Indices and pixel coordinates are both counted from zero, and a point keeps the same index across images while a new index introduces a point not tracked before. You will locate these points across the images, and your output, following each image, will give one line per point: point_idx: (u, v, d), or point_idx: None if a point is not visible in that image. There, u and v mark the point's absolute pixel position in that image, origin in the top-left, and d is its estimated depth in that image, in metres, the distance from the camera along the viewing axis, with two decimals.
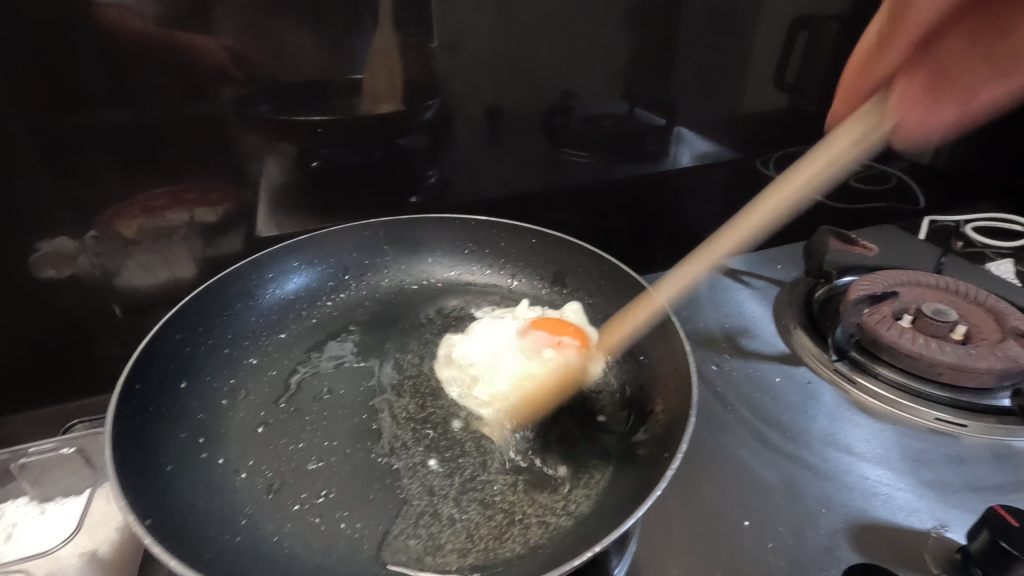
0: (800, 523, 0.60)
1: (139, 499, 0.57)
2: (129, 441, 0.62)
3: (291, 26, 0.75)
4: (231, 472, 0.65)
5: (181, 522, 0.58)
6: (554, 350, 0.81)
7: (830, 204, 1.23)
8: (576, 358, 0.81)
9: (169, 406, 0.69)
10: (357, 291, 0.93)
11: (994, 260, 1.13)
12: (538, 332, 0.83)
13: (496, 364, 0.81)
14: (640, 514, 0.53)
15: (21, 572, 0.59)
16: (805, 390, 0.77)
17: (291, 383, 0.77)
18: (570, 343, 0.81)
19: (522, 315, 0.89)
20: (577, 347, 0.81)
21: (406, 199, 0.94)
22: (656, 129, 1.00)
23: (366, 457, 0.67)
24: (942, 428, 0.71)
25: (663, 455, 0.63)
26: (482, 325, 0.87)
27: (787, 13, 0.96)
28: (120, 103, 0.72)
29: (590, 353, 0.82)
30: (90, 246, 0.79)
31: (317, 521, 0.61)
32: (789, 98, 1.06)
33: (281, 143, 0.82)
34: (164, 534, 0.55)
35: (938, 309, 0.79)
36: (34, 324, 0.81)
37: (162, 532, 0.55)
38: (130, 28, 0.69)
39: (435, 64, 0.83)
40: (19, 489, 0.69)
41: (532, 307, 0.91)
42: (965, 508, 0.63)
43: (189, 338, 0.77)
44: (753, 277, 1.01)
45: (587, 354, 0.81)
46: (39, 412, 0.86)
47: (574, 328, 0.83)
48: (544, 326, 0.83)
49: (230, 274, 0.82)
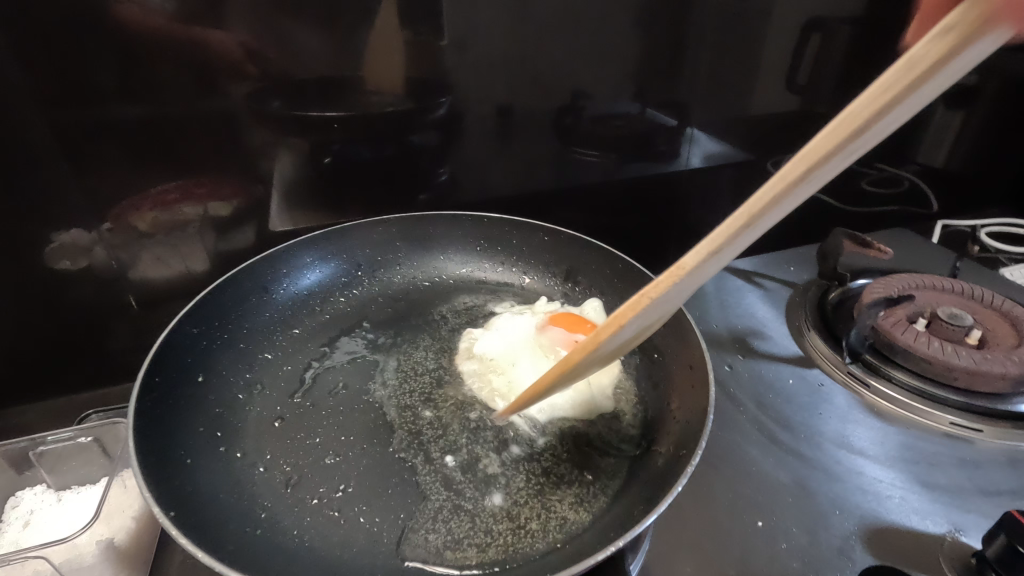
0: (815, 524, 0.60)
1: (162, 492, 0.57)
2: (149, 432, 0.62)
3: (307, 22, 0.75)
4: (249, 466, 0.66)
5: (203, 514, 0.58)
6: (572, 348, 0.79)
7: (841, 206, 1.23)
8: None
9: (186, 399, 0.69)
10: (370, 287, 0.94)
11: (1007, 265, 1.12)
12: (557, 329, 0.81)
13: (514, 360, 0.80)
14: (660, 511, 0.53)
15: (39, 559, 0.58)
16: (818, 391, 0.77)
17: (305, 378, 0.78)
18: None
19: (540, 311, 0.88)
20: None
21: (418, 196, 0.95)
22: (668, 129, 0.99)
23: (383, 452, 0.68)
24: (957, 433, 0.71)
25: (680, 454, 0.63)
26: (502, 320, 0.86)
27: (801, 14, 0.96)
28: (138, 97, 0.73)
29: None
30: (106, 238, 0.80)
31: (336, 514, 0.61)
32: (801, 101, 1.06)
33: (296, 138, 0.83)
34: (186, 526, 0.55)
35: (953, 313, 0.79)
36: (50, 315, 0.82)
37: (184, 523, 0.55)
38: (149, 23, 0.69)
39: (449, 61, 0.83)
40: (37, 477, 0.70)
41: (550, 304, 0.90)
42: (980, 512, 0.62)
43: (206, 332, 0.77)
44: (765, 278, 1.01)
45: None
46: (52, 402, 0.87)
47: (594, 328, 0.81)
48: (565, 324, 0.82)
49: (246, 268, 0.83)
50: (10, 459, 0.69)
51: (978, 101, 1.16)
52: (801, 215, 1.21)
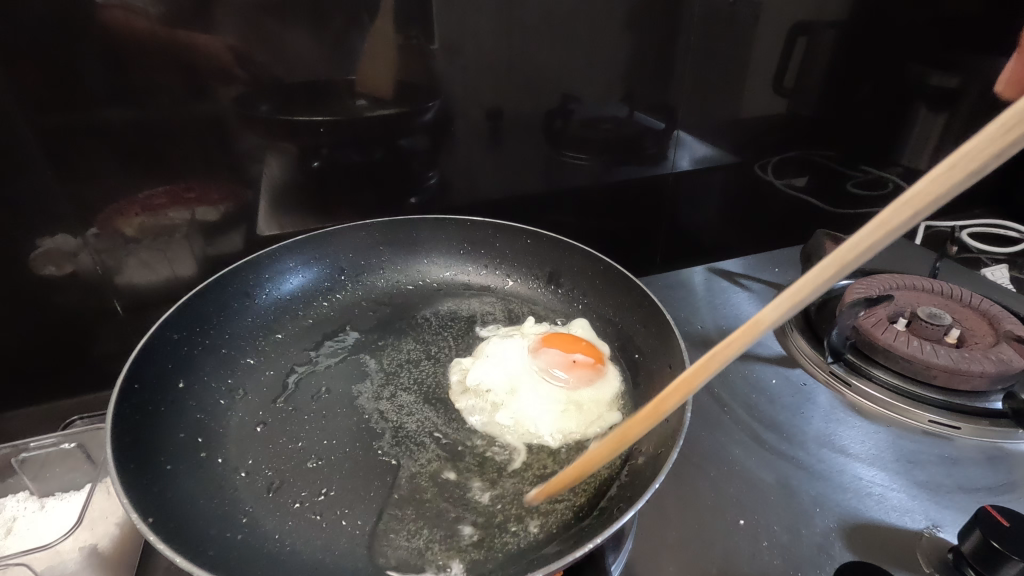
0: (795, 522, 0.61)
1: (140, 499, 0.57)
2: (128, 440, 0.62)
3: (294, 28, 0.76)
4: (230, 471, 0.65)
5: (182, 520, 0.58)
6: (569, 368, 0.79)
7: (826, 208, 1.24)
8: (590, 373, 0.79)
9: (166, 406, 0.69)
10: (353, 291, 0.94)
11: (989, 266, 1.14)
12: (550, 350, 0.80)
13: (515, 390, 0.77)
14: (638, 508, 0.53)
15: (21, 566, 0.58)
16: (801, 391, 0.78)
17: (288, 382, 0.78)
18: (585, 360, 0.79)
19: (530, 333, 0.87)
20: (592, 363, 0.79)
21: (406, 200, 0.95)
22: (655, 132, 1.00)
23: (366, 455, 0.68)
24: (935, 430, 0.72)
25: (659, 451, 0.63)
26: (492, 345, 0.84)
27: (785, 18, 0.97)
28: (123, 103, 0.73)
29: (603, 368, 0.80)
30: (92, 243, 0.79)
31: (318, 518, 0.61)
32: (788, 104, 1.07)
33: (282, 143, 0.83)
34: (165, 532, 0.55)
35: (932, 313, 0.80)
36: (35, 321, 0.81)
37: (163, 530, 0.55)
38: (134, 28, 0.69)
39: (435, 66, 0.84)
40: (21, 483, 0.70)
41: (538, 325, 0.89)
42: (957, 508, 0.63)
43: (187, 337, 0.77)
44: (751, 279, 1.02)
45: (600, 369, 0.80)
46: (38, 409, 0.86)
47: (587, 344, 0.80)
48: (557, 344, 0.80)
49: (229, 273, 0.83)
50: None
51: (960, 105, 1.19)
52: (787, 218, 1.23)
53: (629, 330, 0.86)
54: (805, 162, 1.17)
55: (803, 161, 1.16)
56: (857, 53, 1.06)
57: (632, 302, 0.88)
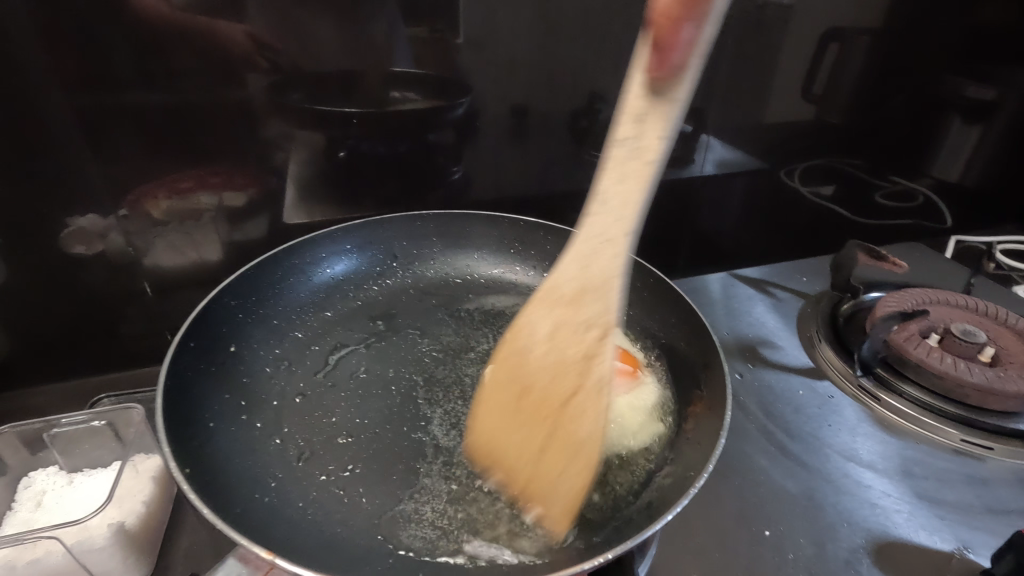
0: (822, 535, 0.61)
1: (179, 451, 0.59)
2: (176, 394, 0.65)
3: (327, 17, 0.76)
4: (266, 436, 0.67)
5: (215, 477, 0.60)
6: None
7: (854, 217, 1.23)
8: (624, 381, 0.76)
9: (217, 366, 0.72)
10: (403, 278, 0.95)
11: (1020, 284, 1.11)
12: None
13: None
14: (658, 527, 0.52)
15: (52, 540, 0.58)
16: (827, 403, 0.77)
17: (331, 358, 0.79)
18: (622, 367, 0.78)
19: None
20: (629, 370, 0.78)
21: (432, 193, 0.95)
22: (682, 135, 0.99)
23: (394, 436, 0.68)
24: (966, 449, 0.71)
25: (687, 475, 0.61)
26: None
27: (818, 24, 0.96)
28: (159, 87, 0.74)
29: (641, 376, 0.78)
30: (121, 223, 0.80)
31: (340, 492, 0.62)
32: (817, 111, 1.06)
33: (311, 132, 0.83)
34: (199, 485, 0.57)
35: (966, 330, 0.78)
36: (62, 298, 0.82)
37: (197, 483, 0.57)
38: (164, 11, 0.70)
39: (465, 60, 0.84)
40: (50, 458, 0.72)
41: None
42: (987, 530, 0.62)
43: (242, 305, 0.79)
44: (778, 288, 1.01)
45: (637, 377, 0.78)
46: (65, 384, 0.88)
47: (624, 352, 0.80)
48: None
49: (285, 249, 0.85)
50: (24, 439, 0.71)
51: (995, 117, 1.16)
52: (811, 226, 1.20)
53: (671, 345, 0.81)
54: (831, 170, 1.15)
55: (829, 169, 1.15)
56: (888, 62, 1.05)
57: (678, 317, 0.83)
